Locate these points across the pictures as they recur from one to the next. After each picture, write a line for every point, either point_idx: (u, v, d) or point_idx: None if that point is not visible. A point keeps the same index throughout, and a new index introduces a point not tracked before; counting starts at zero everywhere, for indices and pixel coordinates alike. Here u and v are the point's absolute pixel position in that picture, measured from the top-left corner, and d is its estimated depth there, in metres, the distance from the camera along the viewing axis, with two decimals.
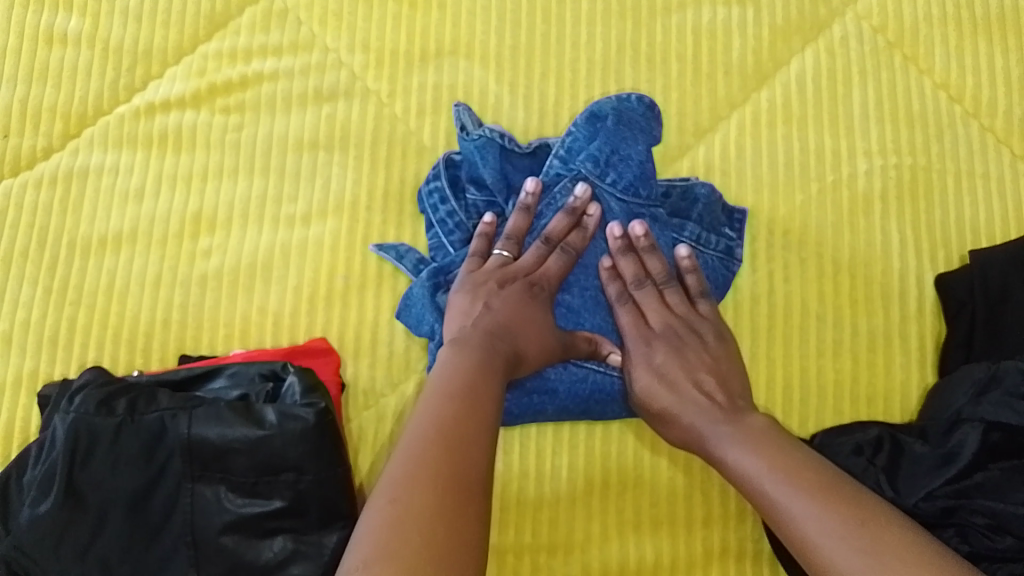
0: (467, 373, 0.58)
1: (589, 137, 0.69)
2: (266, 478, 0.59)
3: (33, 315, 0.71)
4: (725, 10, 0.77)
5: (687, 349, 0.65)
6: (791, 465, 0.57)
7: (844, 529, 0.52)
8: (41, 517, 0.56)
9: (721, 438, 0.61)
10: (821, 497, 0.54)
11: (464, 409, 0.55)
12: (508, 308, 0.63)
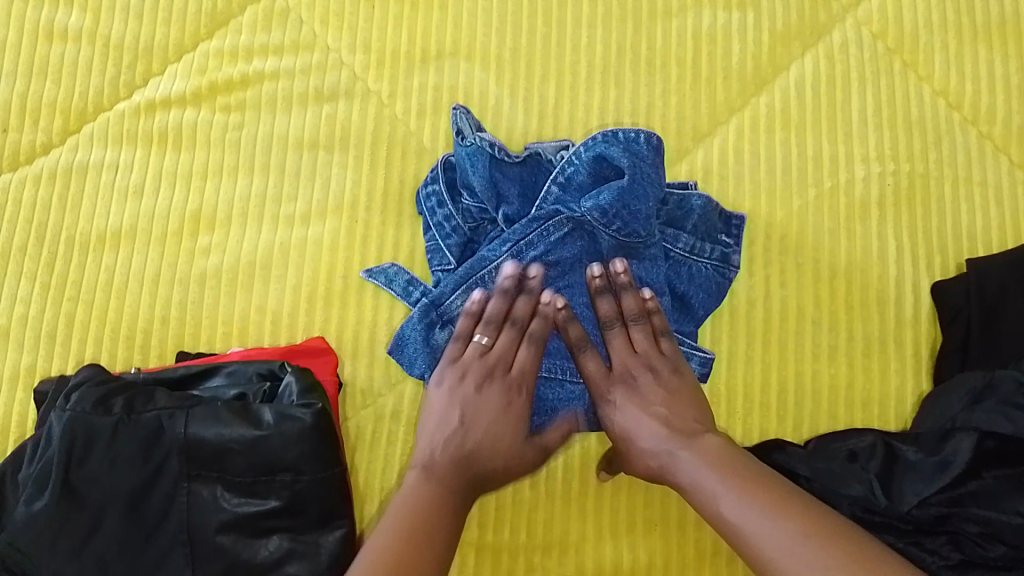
0: (441, 486, 0.62)
1: (591, 174, 0.68)
2: (262, 478, 0.59)
3: (31, 311, 0.71)
4: (726, 15, 0.77)
5: (642, 387, 0.66)
6: (744, 478, 0.58)
7: (796, 536, 0.53)
8: (37, 513, 0.56)
9: (677, 462, 0.62)
10: (774, 506, 0.55)
11: (438, 512, 0.60)
12: (486, 422, 0.65)
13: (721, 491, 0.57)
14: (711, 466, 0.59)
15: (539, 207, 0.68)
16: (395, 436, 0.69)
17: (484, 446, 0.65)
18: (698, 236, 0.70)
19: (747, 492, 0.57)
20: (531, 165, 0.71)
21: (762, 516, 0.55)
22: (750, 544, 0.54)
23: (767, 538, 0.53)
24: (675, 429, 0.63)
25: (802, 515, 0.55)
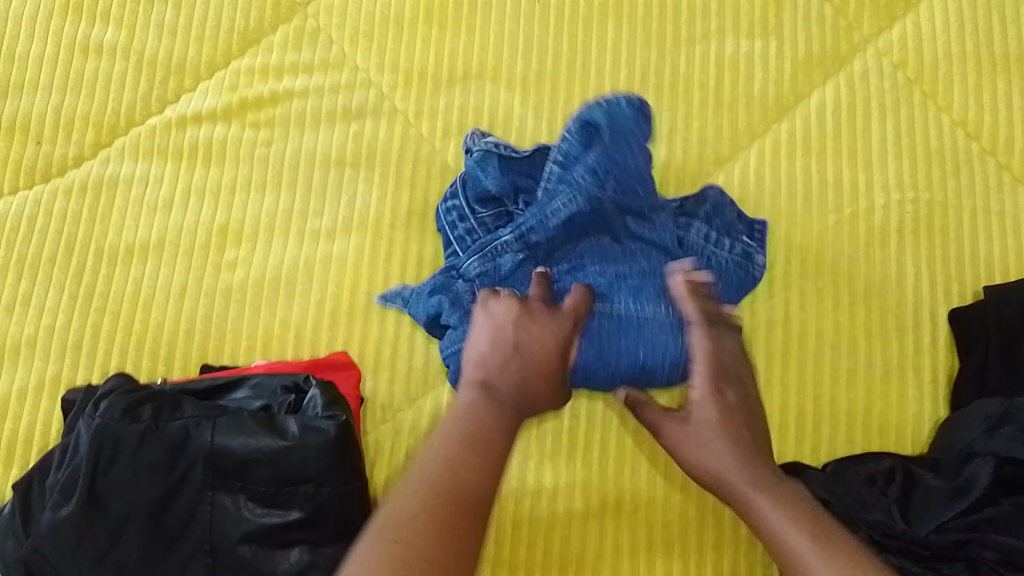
0: (482, 417, 0.57)
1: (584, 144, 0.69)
2: (286, 488, 0.59)
3: (58, 320, 0.72)
4: (748, 43, 0.78)
5: (744, 392, 0.65)
6: (752, 463, 0.61)
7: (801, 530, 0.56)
8: (62, 519, 0.57)
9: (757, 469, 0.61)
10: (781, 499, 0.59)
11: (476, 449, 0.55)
12: (532, 350, 0.61)
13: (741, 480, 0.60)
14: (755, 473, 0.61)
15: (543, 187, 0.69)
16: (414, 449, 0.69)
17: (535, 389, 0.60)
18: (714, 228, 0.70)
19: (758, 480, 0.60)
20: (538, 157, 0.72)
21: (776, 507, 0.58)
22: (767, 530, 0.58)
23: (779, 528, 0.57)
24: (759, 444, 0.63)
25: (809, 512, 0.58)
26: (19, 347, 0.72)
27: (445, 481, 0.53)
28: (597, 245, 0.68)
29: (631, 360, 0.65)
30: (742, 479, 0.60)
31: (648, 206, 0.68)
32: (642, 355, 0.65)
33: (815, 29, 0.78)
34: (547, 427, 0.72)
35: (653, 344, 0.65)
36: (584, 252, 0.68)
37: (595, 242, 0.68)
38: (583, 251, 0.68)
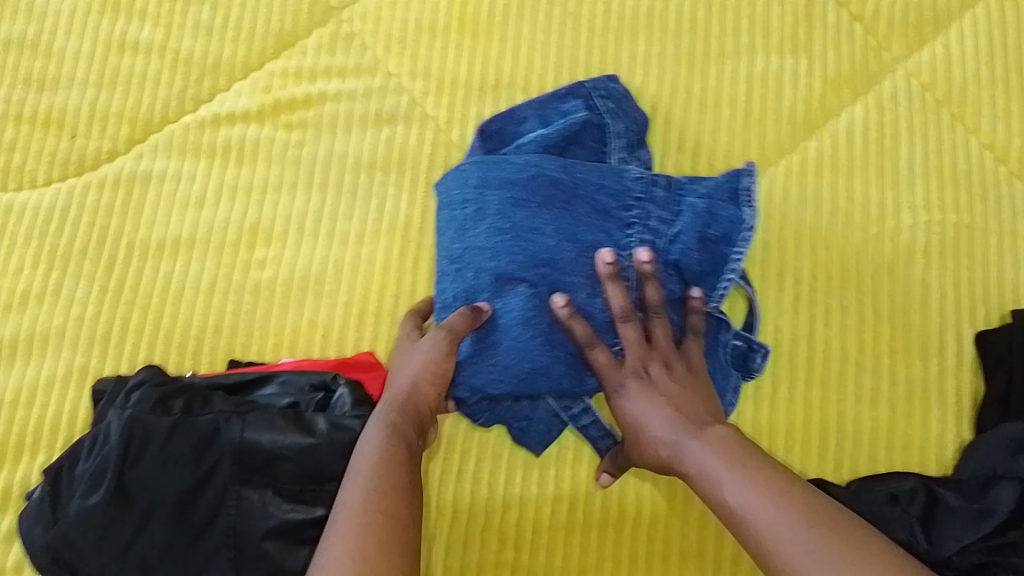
0: (385, 438, 0.57)
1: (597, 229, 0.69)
2: (312, 486, 0.60)
3: (87, 312, 0.73)
4: (779, 60, 0.78)
5: (657, 381, 0.63)
6: (741, 458, 0.56)
7: (797, 523, 0.50)
8: (90, 509, 0.58)
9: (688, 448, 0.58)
10: (764, 483, 0.53)
11: (403, 459, 0.56)
12: (420, 363, 0.62)
13: (736, 492, 0.53)
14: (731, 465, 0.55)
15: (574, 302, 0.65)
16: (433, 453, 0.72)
17: (427, 400, 0.61)
18: (610, 125, 0.70)
19: (749, 481, 0.54)
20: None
21: (769, 511, 0.51)
22: (759, 541, 0.51)
23: (781, 539, 0.50)
24: (687, 423, 0.60)
25: (812, 512, 0.51)
26: (48, 337, 0.73)
27: (381, 508, 0.53)
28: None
29: (497, 241, 0.64)
30: (680, 450, 0.59)
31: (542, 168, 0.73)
32: (513, 237, 0.64)
33: (845, 48, 0.79)
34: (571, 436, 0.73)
35: (502, 219, 0.64)
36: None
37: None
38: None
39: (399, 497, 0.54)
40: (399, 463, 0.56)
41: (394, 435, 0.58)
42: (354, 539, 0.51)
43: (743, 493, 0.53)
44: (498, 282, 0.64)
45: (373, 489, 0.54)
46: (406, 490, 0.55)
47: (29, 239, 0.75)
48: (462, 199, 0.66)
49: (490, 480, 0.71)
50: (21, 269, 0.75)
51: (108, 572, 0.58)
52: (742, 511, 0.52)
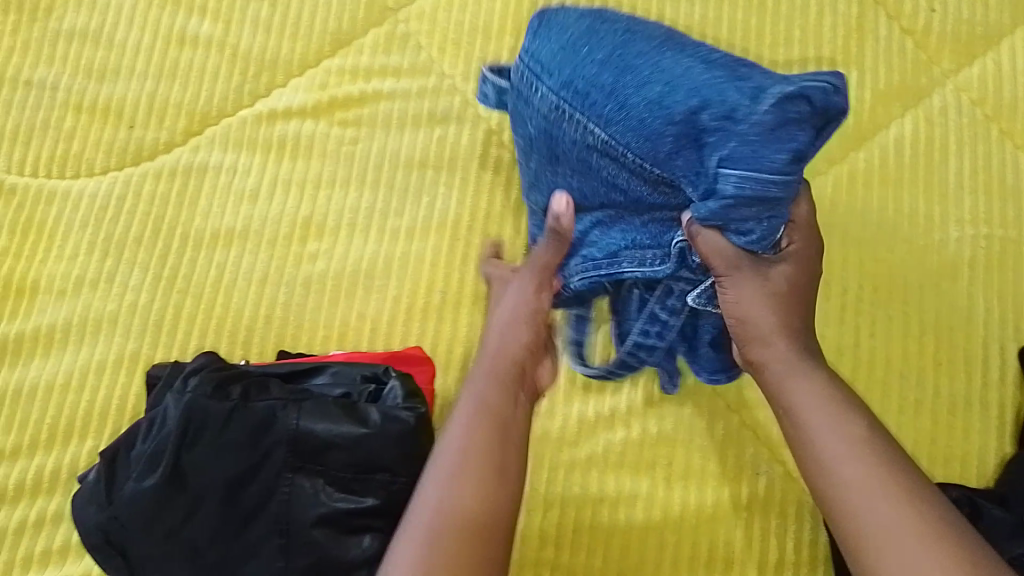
0: (478, 424, 0.56)
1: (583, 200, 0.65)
2: (361, 476, 0.61)
3: (141, 299, 0.75)
4: (829, 71, 0.79)
5: (798, 314, 0.60)
6: (870, 447, 0.53)
7: (915, 536, 0.48)
8: (144, 491, 0.59)
9: (806, 399, 0.57)
10: (890, 483, 0.51)
11: (493, 436, 0.56)
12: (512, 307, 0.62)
13: (848, 465, 0.53)
14: (840, 429, 0.54)
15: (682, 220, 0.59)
16: None
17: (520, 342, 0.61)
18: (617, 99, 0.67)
19: (878, 476, 0.52)
20: (555, 118, 0.59)
21: (888, 512, 0.50)
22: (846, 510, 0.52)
23: (886, 533, 0.49)
24: (818, 377, 0.58)
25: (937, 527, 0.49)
26: (102, 322, 0.75)
27: (472, 507, 0.53)
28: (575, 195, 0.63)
29: (654, 83, 0.55)
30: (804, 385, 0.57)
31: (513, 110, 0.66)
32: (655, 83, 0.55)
33: (896, 61, 0.79)
34: (613, 437, 0.73)
35: (652, 73, 0.55)
36: (564, 178, 0.62)
37: (568, 170, 0.61)
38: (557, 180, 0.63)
39: (493, 491, 0.54)
40: (497, 448, 0.55)
41: (484, 420, 0.56)
42: (428, 543, 0.51)
43: (865, 485, 0.51)
44: (666, 118, 0.54)
45: (466, 479, 0.53)
46: (502, 470, 0.54)
47: (85, 225, 0.77)
48: (588, 48, 0.58)
49: (533, 478, 0.72)
50: (76, 254, 0.76)
51: (158, 552, 0.59)
52: (855, 504, 0.51)
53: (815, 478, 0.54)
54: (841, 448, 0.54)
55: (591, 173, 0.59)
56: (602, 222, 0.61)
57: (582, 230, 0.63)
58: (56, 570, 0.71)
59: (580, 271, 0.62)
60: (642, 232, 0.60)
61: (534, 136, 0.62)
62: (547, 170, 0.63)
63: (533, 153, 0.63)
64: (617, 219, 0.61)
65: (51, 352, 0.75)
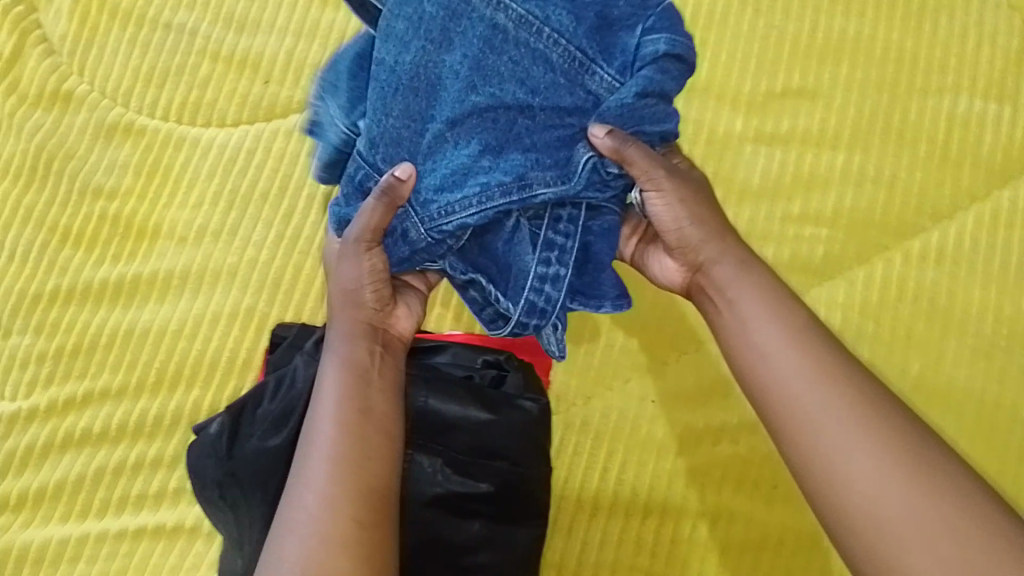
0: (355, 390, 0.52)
1: None
2: (481, 461, 0.61)
3: (262, 255, 0.75)
4: (983, 103, 0.76)
5: (710, 216, 0.56)
6: (823, 361, 0.49)
7: (894, 477, 0.44)
8: (268, 449, 0.59)
9: (766, 334, 0.51)
10: (848, 399, 0.47)
11: (369, 403, 0.52)
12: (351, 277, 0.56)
13: (818, 407, 0.47)
14: (811, 365, 0.49)
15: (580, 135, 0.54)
16: (581, 446, 0.72)
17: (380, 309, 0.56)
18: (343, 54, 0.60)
19: (840, 402, 0.47)
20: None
21: (849, 431, 0.46)
22: (819, 467, 0.46)
23: (868, 488, 0.45)
24: (772, 306, 0.52)
25: (904, 440, 0.46)
26: (220, 273, 0.75)
27: (359, 477, 0.49)
28: (455, 99, 0.53)
29: None
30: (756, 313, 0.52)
31: (348, 73, 0.58)
32: None
33: None
34: (719, 450, 0.71)
35: None
36: (449, 70, 0.53)
37: (457, 58, 0.53)
38: (441, 74, 0.53)
39: (376, 459, 0.50)
40: (375, 413, 0.52)
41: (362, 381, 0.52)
42: (323, 529, 0.47)
43: (823, 403, 0.47)
44: None
45: (349, 452, 0.49)
46: (382, 437, 0.51)
47: (212, 174, 0.77)
48: None
49: (634, 480, 0.71)
50: (201, 203, 0.76)
51: (266, 515, 0.58)
52: (824, 445, 0.46)
53: (772, 404, 0.49)
54: (793, 364, 0.49)
55: (489, 57, 0.52)
56: (489, 148, 0.53)
57: (469, 157, 0.53)
58: (149, 514, 0.71)
59: (481, 200, 0.52)
60: (540, 151, 0.53)
61: (428, 14, 0.53)
62: (426, 58, 0.53)
63: (415, 39, 0.53)
64: (510, 142, 0.53)
65: (166, 298, 0.75)
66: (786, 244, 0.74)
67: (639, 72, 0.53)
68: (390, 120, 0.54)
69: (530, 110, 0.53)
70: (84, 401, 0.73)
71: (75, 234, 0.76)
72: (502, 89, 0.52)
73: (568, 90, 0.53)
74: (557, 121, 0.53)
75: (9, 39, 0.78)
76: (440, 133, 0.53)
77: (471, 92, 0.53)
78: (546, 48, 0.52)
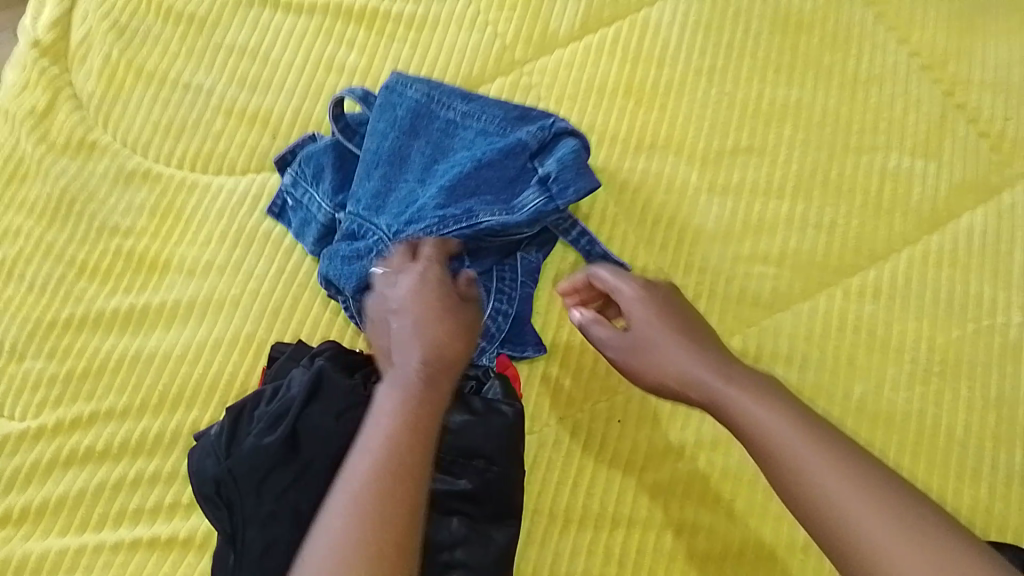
0: (390, 442, 0.60)
1: (402, 203, 0.75)
2: (462, 460, 0.67)
3: (263, 287, 0.82)
4: (911, 160, 0.86)
5: (676, 318, 0.72)
6: (842, 460, 0.59)
7: (924, 549, 0.54)
8: (264, 446, 0.65)
9: (787, 434, 0.61)
10: (868, 489, 0.57)
11: (402, 452, 0.60)
12: (408, 296, 0.68)
13: (839, 492, 0.57)
14: (826, 457, 0.59)
15: (515, 190, 0.74)
16: (553, 463, 0.77)
17: (448, 347, 0.66)
18: (323, 157, 0.81)
19: (860, 491, 0.57)
20: (425, 102, 0.79)
21: (844, 489, 0.57)
22: (857, 542, 0.55)
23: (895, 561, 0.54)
24: (777, 407, 0.63)
25: (874, 479, 0.58)
26: (223, 303, 0.81)
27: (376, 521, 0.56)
28: (417, 174, 0.76)
29: (403, 97, 0.79)
30: (782, 410, 0.63)
31: (331, 166, 0.81)
32: (383, 109, 0.79)
33: (973, 157, 0.86)
34: (680, 467, 0.77)
35: (383, 102, 0.79)
36: (417, 151, 0.77)
37: (423, 143, 0.78)
38: (410, 154, 0.77)
39: (397, 507, 0.57)
40: (407, 463, 0.59)
41: (396, 435, 0.60)
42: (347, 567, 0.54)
43: (815, 460, 0.59)
44: (423, 105, 0.79)
45: (373, 496, 0.57)
46: (406, 487, 0.58)
47: (220, 215, 0.85)
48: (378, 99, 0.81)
49: (602, 497, 0.76)
50: (208, 241, 0.84)
51: (261, 512, 0.64)
52: (855, 522, 0.56)
53: (780, 475, 0.60)
54: (791, 436, 0.61)
55: (446, 142, 0.78)
56: (446, 194, 0.74)
57: (429, 202, 0.74)
58: (146, 527, 0.75)
59: (440, 231, 0.73)
60: (485, 195, 0.74)
61: (401, 117, 0.78)
62: (400, 145, 0.77)
63: (392, 131, 0.77)
64: (463, 194, 0.74)
65: (172, 325, 0.81)
66: (738, 281, 0.82)
67: (556, 138, 0.75)
68: (369, 185, 0.76)
69: (484, 162, 0.75)
70: (89, 420, 0.78)
71: (91, 267, 0.83)
72: (455, 161, 0.76)
73: (512, 158, 0.75)
74: (498, 167, 0.75)
75: (44, 95, 0.88)
76: (410, 191, 0.76)
77: (434, 163, 0.77)
78: (485, 127, 0.77)
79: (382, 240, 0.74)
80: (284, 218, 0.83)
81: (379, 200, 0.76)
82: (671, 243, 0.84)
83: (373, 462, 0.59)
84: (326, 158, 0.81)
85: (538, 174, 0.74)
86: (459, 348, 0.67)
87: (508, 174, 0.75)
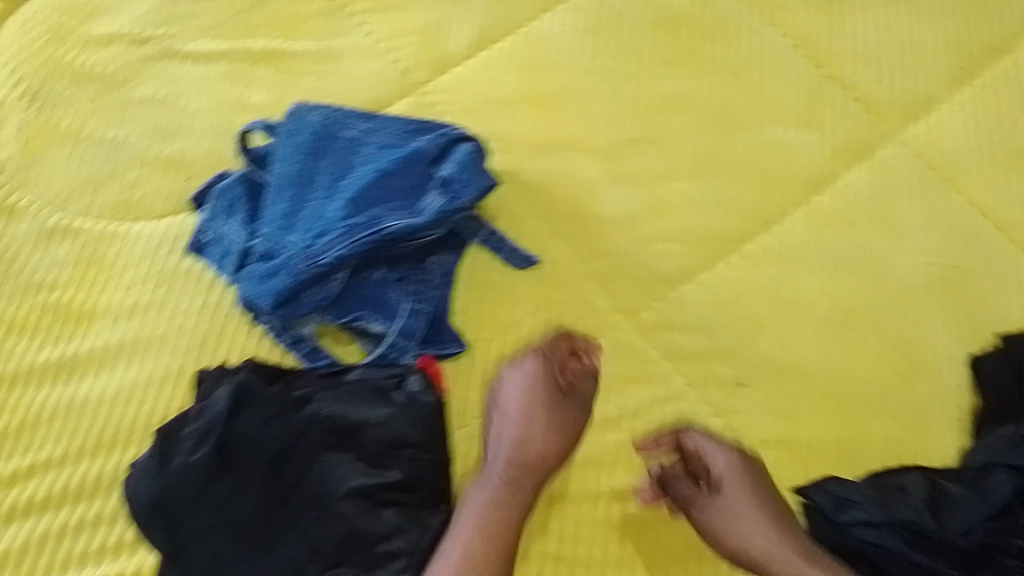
0: (482, 529, 0.69)
1: (313, 217, 0.79)
2: (389, 451, 0.71)
3: (189, 321, 0.84)
4: (794, 131, 0.92)
5: (732, 476, 0.74)
6: (805, 539, 0.71)
7: None
8: (195, 463, 0.68)
9: (757, 523, 0.72)
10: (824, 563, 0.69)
11: (492, 537, 0.68)
12: (514, 400, 0.76)
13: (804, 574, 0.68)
14: (800, 544, 0.70)
15: (418, 194, 0.80)
16: None
17: (537, 447, 0.74)
18: (236, 189, 0.86)
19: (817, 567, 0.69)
20: (328, 125, 0.84)
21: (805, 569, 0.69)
22: None
23: None
24: (760, 499, 0.73)
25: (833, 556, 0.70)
26: (152, 341, 0.84)
27: None
28: (325, 189, 0.81)
29: (305, 122, 0.84)
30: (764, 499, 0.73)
31: (244, 197, 0.86)
32: (288, 135, 0.83)
33: (851, 122, 0.92)
34: None
35: (287, 129, 0.84)
36: (323, 169, 0.82)
37: (328, 161, 0.82)
38: (316, 172, 0.82)
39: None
40: (495, 544, 0.68)
41: (489, 522, 0.69)
42: None
43: (782, 548, 0.70)
44: (326, 127, 0.84)
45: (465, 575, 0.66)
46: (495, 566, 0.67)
47: (142, 258, 0.88)
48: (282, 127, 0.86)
49: None
50: (132, 284, 0.87)
51: (202, 528, 0.67)
52: None
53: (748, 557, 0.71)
54: (763, 526, 0.71)
55: (349, 157, 0.82)
56: (353, 204, 0.78)
57: (339, 213, 0.78)
58: (91, 570, 0.75)
59: (349, 238, 0.76)
60: (391, 202, 0.79)
61: (305, 139, 0.83)
62: (306, 165, 0.81)
63: (298, 154, 0.82)
64: (369, 202, 0.79)
65: (104, 369, 0.83)
66: (645, 259, 0.86)
67: (452, 146, 0.82)
68: (280, 205, 0.80)
69: (386, 172, 0.80)
70: (28, 471, 0.79)
71: (19, 323, 0.85)
72: (359, 173, 0.81)
73: (412, 166, 0.80)
74: (400, 175, 0.80)
75: None
76: (319, 205, 0.80)
77: (339, 178, 0.81)
78: (385, 141, 0.83)
79: (294, 254, 0.77)
80: (204, 252, 0.86)
81: (291, 217, 0.80)
82: (579, 232, 0.88)
83: (469, 542, 0.68)
84: (239, 189, 0.86)
85: (438, 177, 0.80)
86: (552, 448, 0.75)
87: (410, 181, 0.80)
